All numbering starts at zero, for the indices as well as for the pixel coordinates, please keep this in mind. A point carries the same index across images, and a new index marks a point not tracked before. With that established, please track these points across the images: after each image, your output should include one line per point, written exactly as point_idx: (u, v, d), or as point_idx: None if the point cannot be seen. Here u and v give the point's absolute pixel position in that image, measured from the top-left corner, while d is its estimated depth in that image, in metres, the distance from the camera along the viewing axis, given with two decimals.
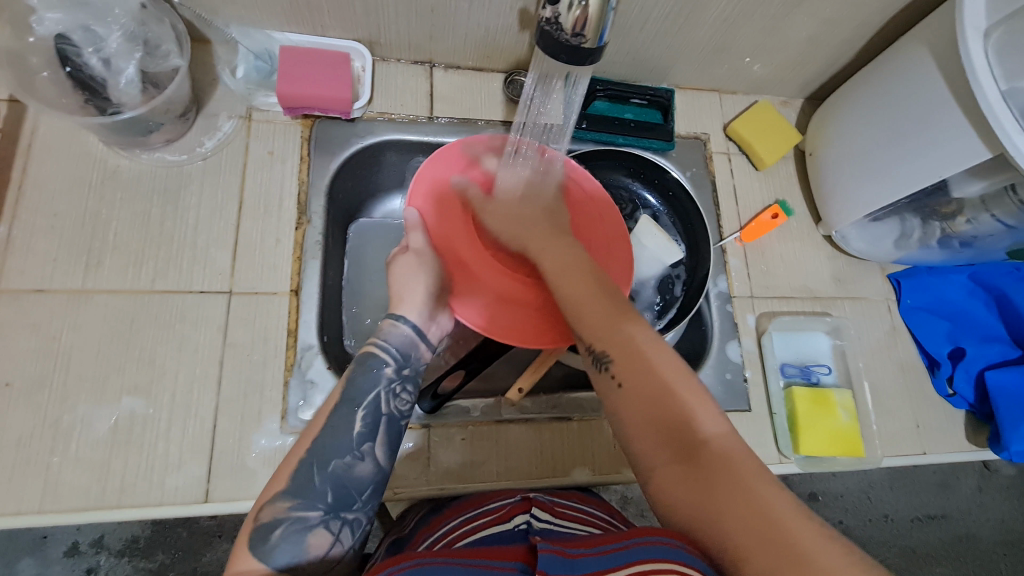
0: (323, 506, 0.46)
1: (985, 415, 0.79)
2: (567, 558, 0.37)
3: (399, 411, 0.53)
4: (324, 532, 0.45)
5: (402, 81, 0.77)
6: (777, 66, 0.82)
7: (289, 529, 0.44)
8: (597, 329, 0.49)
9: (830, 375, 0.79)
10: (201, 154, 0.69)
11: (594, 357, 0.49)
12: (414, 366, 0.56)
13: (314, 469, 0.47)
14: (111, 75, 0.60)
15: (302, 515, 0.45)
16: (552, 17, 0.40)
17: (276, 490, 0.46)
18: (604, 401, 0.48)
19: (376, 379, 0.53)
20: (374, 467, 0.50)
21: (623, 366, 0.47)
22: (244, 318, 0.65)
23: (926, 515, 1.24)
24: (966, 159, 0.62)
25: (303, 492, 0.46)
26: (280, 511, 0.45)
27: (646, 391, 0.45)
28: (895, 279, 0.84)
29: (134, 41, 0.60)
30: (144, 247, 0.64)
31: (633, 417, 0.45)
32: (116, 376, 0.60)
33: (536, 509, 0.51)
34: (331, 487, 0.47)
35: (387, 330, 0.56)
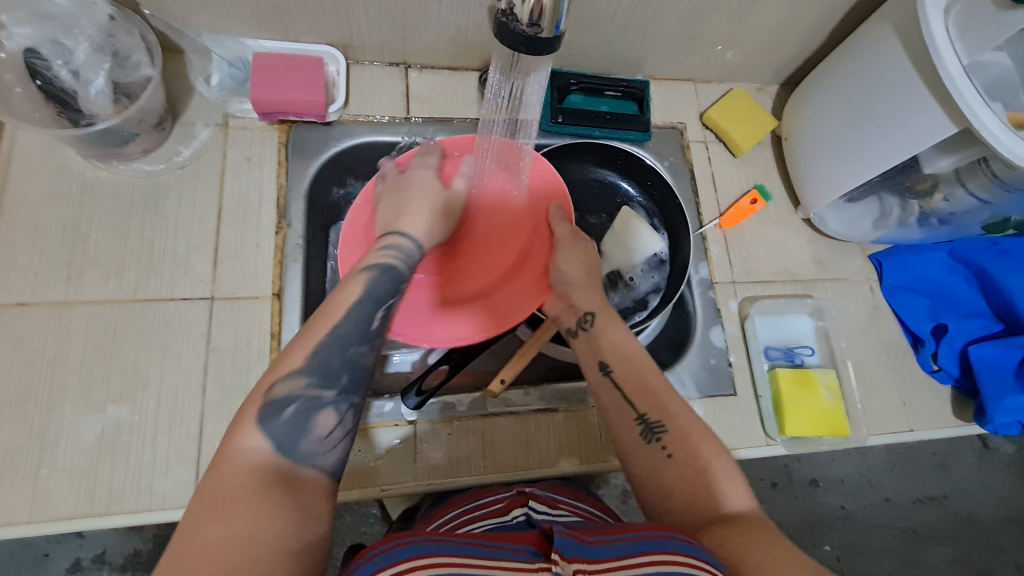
0: (337, 387, 0.44)
1: (970, 390, 0.80)
2: (583, 543, 0.38)
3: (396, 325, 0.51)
4: (331, 415, 0.43)
5: (378, 83, 0.78)
6: (749, 53, 0.83)
7: (304, 407, 0.42)
8: (646, 398, 0.54)
9: (814, 356, 0.80)
10: (178, 163, 0.69)
11: (645, 426, 0.52)
12: None
13: (337, 354, 0.44)
14: (82, 86, 0.60)
15: (317, 395, 0.43)
16: (507, 9, 0.41)
17: (294, 366, 0.43)
18: (647, 470, 0.51)
19: (398, 284, 0.50)
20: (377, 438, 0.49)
21: (674, 436, 0.51)
22: (227, 323, 0.65)
23: (927, 497, 1.24)
24: (934, 134, 0.62)
25: (323, 372, 0.44)
26: (296, 389, 0.43)
27: (692, 463, 0.50)
28: (876, 259, 0.85)
29: (102, 52, 0.60)
30: (125, 257, 0.65)
31: (679, 486, 0.49)
32: (101, 386, 0.61)
33: (534, 502, 0.51)
34: (346, 370, 0.45)
35: (394, 242, 0.53)
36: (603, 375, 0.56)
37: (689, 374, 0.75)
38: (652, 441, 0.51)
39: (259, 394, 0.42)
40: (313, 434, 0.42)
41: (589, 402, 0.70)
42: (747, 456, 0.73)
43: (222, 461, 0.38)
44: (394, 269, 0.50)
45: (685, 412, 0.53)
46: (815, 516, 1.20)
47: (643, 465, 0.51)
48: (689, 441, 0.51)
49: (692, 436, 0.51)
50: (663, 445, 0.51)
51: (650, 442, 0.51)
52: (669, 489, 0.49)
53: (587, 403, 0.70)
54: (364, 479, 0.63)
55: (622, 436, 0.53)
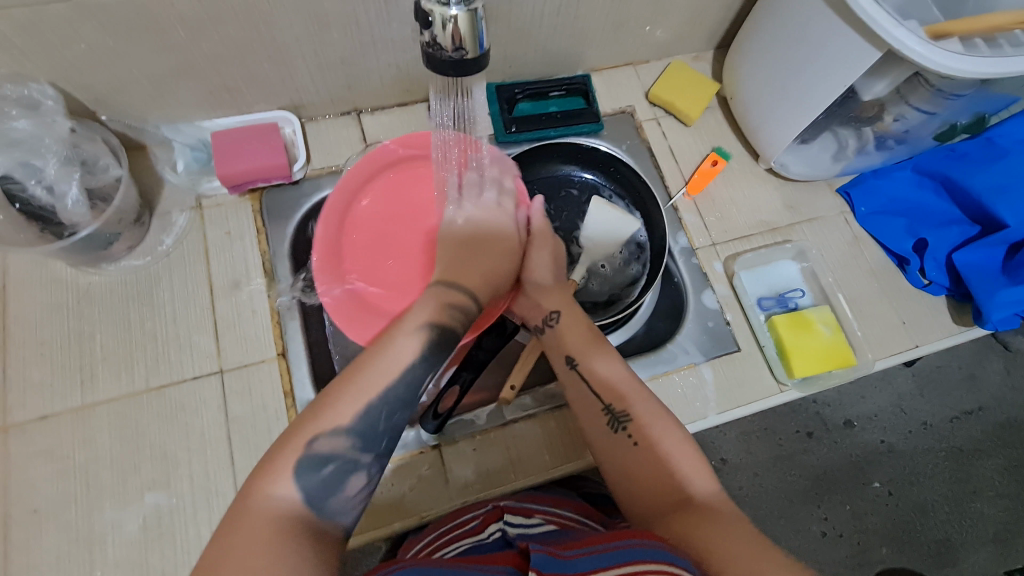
0: (376, 452, 0.49)
1: (963, 295, 0.82)
2: (561, 558, 0.41)
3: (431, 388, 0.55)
4: (361, 476, 0.48)
5: (335, 134, 0.81)
6: (676, 26, 0.86)
7: (342, 467, 0.46)
8: (614, 390, 0.58)
9: (806, 297, 0.81)
10: (163, 252, 0.72)
11: (612, 416, 0.57)
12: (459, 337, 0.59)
13: (381, 419, 0.49)
14: (58, 200, 0.63)
15: (354, 457, 0.47)
16: (431, 40, 0.44)
17: (338, 424, 0.47)
18: (614, 455, 0.55)
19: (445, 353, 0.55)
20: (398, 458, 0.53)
21: (637, 425, 0.56)
22: (240, 391, 0.67)
23: (962, 412, 1.25)
24: (861, 62, 0.65)
25: (363, 436, 0.48)
26: (338, 446, 0.47)
27: (653, 451, 0.54)
28: (845, 192, 0.87)
29: (72, 163, 0.64)
30: (131, 351, 0.67)
31: (644, 472, 0.53)
32: (134, 477, 0.63)
33: (509, 515, 0.58)
34: (385, 434, 0.49)
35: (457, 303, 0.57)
36: (570, 369, 0.61)
37: (691, 340, 0.77)
38: (619, 430, 0.56)
39: (299, 447, 0.46)
40: (344, 490, 0.46)
41: None
42: (764, 406, 0.75)
43: (255, 503, 0.43)
44: (449, 334, 0.55)
45: (646, 402, 0.57)
46: (857, 456, 1.20)
47: (609, 451, 0.56)
48: (651, 426, 0.55)
49: (651, 426, 0.55)
50: (629, 434, 0.55)
51: (617, 432, 0.56)
52: (632, 476, 0.54)
53: None
54: (402, 510, 0.65)
55: (590, 425, 0.58)
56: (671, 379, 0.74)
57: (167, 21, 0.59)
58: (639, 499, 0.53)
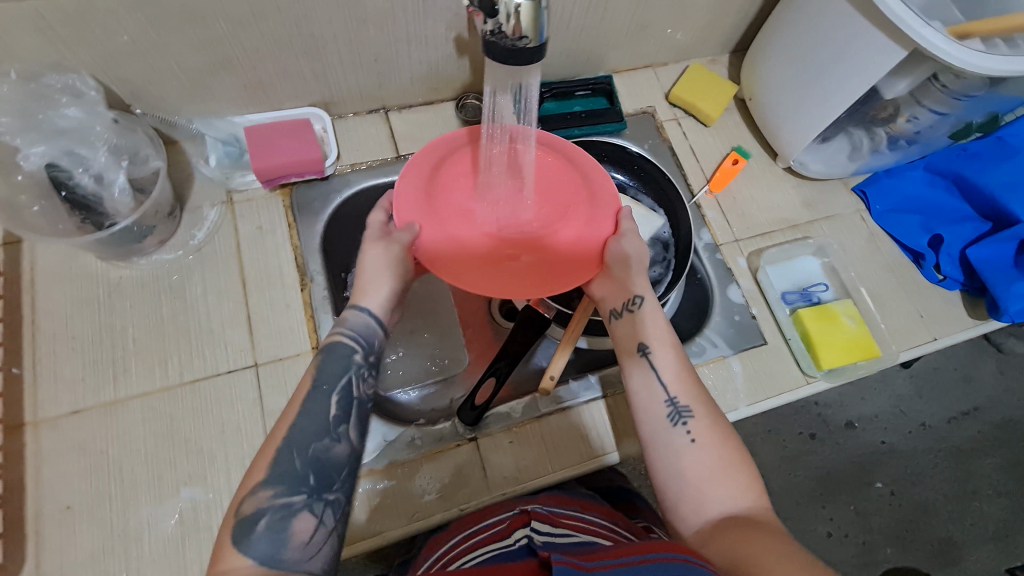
0: (305, 489, 0.45)
1: (978, 289, 0.84)
2: (581, 569, 0.40)
3: (369, 394, 0.52)
4: (308, 516, 0.44)
5: (364, 131, 0.82)
6: (696, 30, 0.89)
7: (275, 517, 0.43)
8: (680, 383, 0.54)
9: (828, 291, 0.83)
10: (195, 246, 0.72)
11: (674, 409, 0.53)
12: (379, 352, 0.55)
13: (296, 456, 0.46)
14: (104, 188, 0.63)
15: (286, 501, 0.44)
16: (495, 29, 0.45)
17: (257, 480, 0.45)
18: (668, 453, 0.51)
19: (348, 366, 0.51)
20: (351, 450, 0.48)
21: (700, 426, 0.52)
22: (275, 385, 0.67)
23: (960, 413, 1.28)
24: (886, 60, 0.68)
25: (287, 479, 0.45)
26: (263, 501, 0.44)
27: (714, 457, 0.50)
28: (860, 190, 0.89)
29: (120, 152, 0.64)
30: (164, 345, 0.67)
31: (694, 475, 0.50)
32: (169, 472, 0.62)
33: (535, 522, 0.54)
34: (311, 470, 0.46)
35: (350, 320, 0.54)
36: (637, 355, 0.57)
37: (718, 334, 0.78)
38: (678, 425, 0.52)
39: (231, 516, 0.44)
40: (291, 541, 0.43)
41: None
42: (792, 398, 0.76)
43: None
44: (343, 350, 0.52)
45: (710, 404, 0.54)
46: (860, 456, 1.22)
47: (663, 448, 0.52)
48: (712, 430, 0.52)
49: (713, 432, 0.52)
50: (689, 432, 0.52)
51: (676, 425, 0.52)
52: (686, 475, 0.50)
53: None
54: (442, 502, 0.64)
55: (645, 413, 0.54)
56: (702, 371, 0.75)
57: (212, 14, 0.60)
58: (683, 500, 0.49)
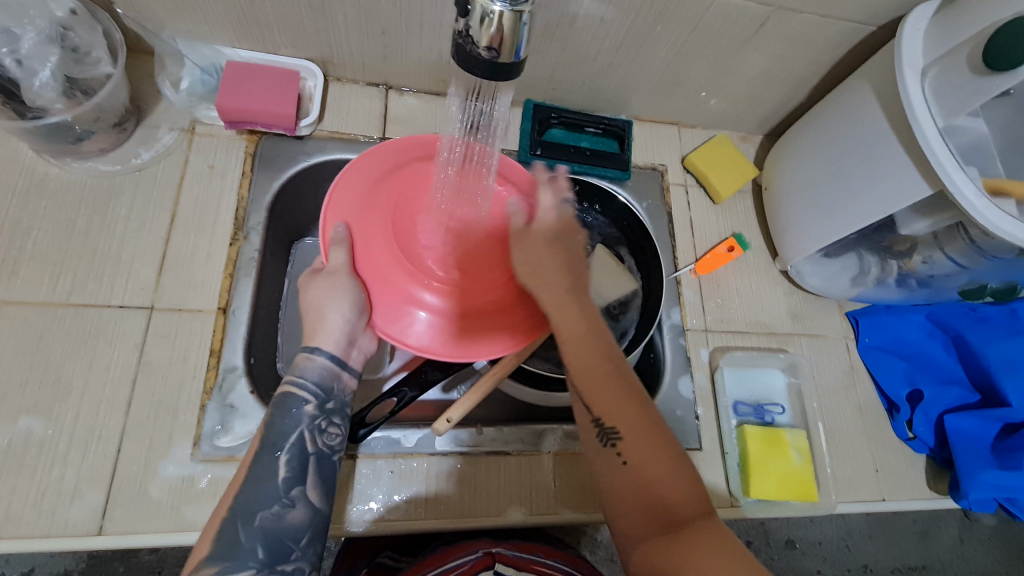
0: (254, 564, 0.47)
1: (945, 460, 0.77)
2: None
3: (328, 447, 0.55)
4: None
5: (357, 101, 0.76)
6: (733, 101, 0.83)
7: None
8: (606, 399, 0.51)
9: (785, 415, 0.76)
10: (136, 166, 0.67)
11: (600, 430, 0.51)
12: (337, 399, 0.57)
13: (240, 528, 0.48)
14: (26, 76, 0.58)
15: None
16: (464, 30, 0.40)
17: (200, 556, 0.46)
18: (603, 474, 0.50)
19: (298, 419, 0.53)
20: (308, 511, 0.51)
21: (628, 443, 0.49)
22: (164, 336, 0.62)
23: (907, 567, 1.18)
24: (908, 195, 0.62)
25: (227, 552, 0.46)
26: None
27: (648, 469, 0.48)
28: (853, 317, 0.82)
29: (53, 43, 0.59)
30: (64, 258, 0.62)
31: (623, 494, 0.48)
32: (18, 393, 0.56)
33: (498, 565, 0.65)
34: (261, 542, 0.48)
35: (301, 365, 0.56)
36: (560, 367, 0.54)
37: None
38: (606, 446, 0.50)
39: None
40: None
41: (544, 446, 0.67)
42: None
43: None
44: (292, 399, 0.54)
45: (637, 412, 0.51)
46: None
47: (600, 471, 0.50)
48: (635, 430, 0.50)
49: (643, 434, 0.49)
50: (618, 451, 0.49)
51: (605, 447, 0.50)
52: (619, 494, 0.49)
53: (542, 447, 0.67)
54: None
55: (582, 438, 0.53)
56: None
57: None
58: (629, 512, 0.47)
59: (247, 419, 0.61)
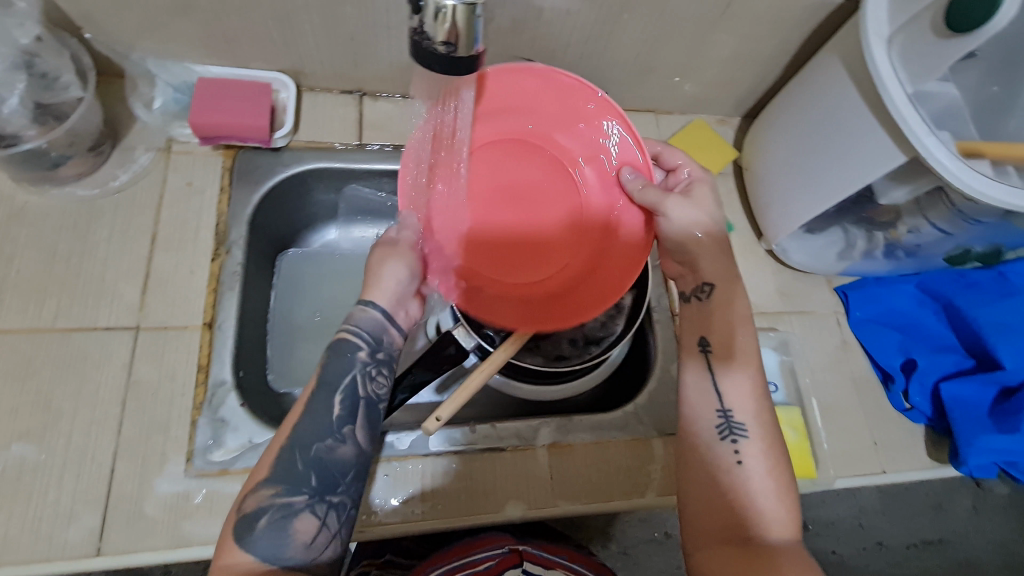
0: (307, 491, 0.48)
1: (944, 429, 0.77)
2: None
3: (376, 394, 0.54)
4: (310, 517, 0.48)
5: (331, 110, 0.77)
6: (707, 85, 0.83)
7: (274, 518, 0.47)
8: (748, 407, 0.54)
9: (779, 393, 0.76)
10: (114, 188, 0.67)
11: (727, 424, 0.54)
12: (388, 349, 0.57)
13: (297, 457, 0.49)
14: None
15: (287, 501, 0.47)
16: (418, 27, 0.40)
17: (260, 478, 0.48)
18: (711, 463, 0.53)
19: (351, 362, 0.54)
20: (355, 450, 0.51)
21: (752, 453, 0.53)
22: (152, 354, 0.62)
23: (922, 541, 1.19)
24: (884, 162, 0.61)
25: (285, 479, 0.48)
26: (264, 499, 0.47)
27: (757, 491, 0.51)
28: (842, 291, 0.82)
29: (19, 69, 0.59)
30: (47, 284, 0.62)
31: (715, 496, 0.52)
32: (9, 420, 0.57)
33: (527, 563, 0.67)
34: (314, 471, 0.49)
35: (356, 317, 0.56)
36: (700, 351, 0.57)
37: (649, 409, 0.71)
38: (726, 439, 0.53)
39: None
40: (290, 539, 0.46)
41: (538, 440, 0.67)
42: None
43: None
44: (351, 347, 0.54)
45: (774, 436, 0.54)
46: None
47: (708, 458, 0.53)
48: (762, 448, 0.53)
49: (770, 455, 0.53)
50: (738, 454, 0.53)
51: (726, 440, 0.53)
52: (713, 491, 0.52)
53: (537, 441, 0.67)
54: None
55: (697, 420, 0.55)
56: (615, 446, 0.68)
57: None
58: (713, 510, 0.51)
59: (239, 433, 0.61)
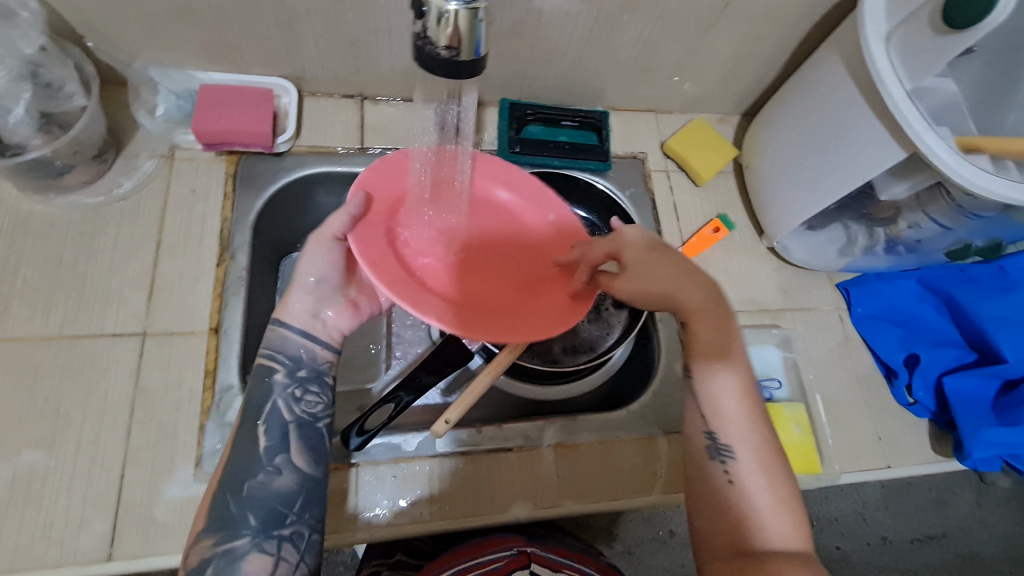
0: (248, 531, 0.48)
1: (947, 423, 0.77)
2: None
3: (308, 413, 0.55)
4: (260, 555, 0.48)
5: (333, 114, 0.77)
6: (706, 83, 0.83)
7: (220, 564, 0.47)
8: (742, 421, 0.51)
9: (783, 390, 0.76)
10: (119, 195, 0.67)
11: (716, 444, 0.51)
12: (310, 366, 0.57)
13: (230, 500, 0.49)
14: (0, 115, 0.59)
15: (229, 546, 0.47)
16: (422, 31, 0.40)
17: (199, 528, 0.48)
18: (706, 486, 0.50)
19: (269, 389, 0.54)
20: (295, 476, 0.52)
21: (747, 466, 0.49)
22: (159, 360, 0.62)
23: (926, 536, 1.19)
24: (885, 159, 0.62)
25: (223, 524, 0.48)
26: (207, 549, 0.47)
27: (752, 499, 0.48)
28: (844, 287, 0.82)
29: (24, 79, 0.59)
30: (53, 292, 0.62)
31: (709, 513, 0.49)
32: (17, 428, 0.57)
33: (534, 565, 0.63)
34: (252, 509, 0.49)
35: (274, 337, 0.56)
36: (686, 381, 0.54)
37: (653, 409, 0.72)
38: (716, 460, 0.50)
39: None
40: None
41: (543, 440, 0.67)
42: None
43: None
44: (266, 372, 0.55)
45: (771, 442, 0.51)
46: None
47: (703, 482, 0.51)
48: (757, 458, 0.50)
49: (769, 463, 0.50)
50: (727, 471, 0.50)
51: (715, 460, 0.50)
52: (711, 513, 0.49)
53: (542, 441, 0.67)
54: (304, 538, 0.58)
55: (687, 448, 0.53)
56: (620, 445, 0.69)
57: None
58: (713, 529, 0.48)
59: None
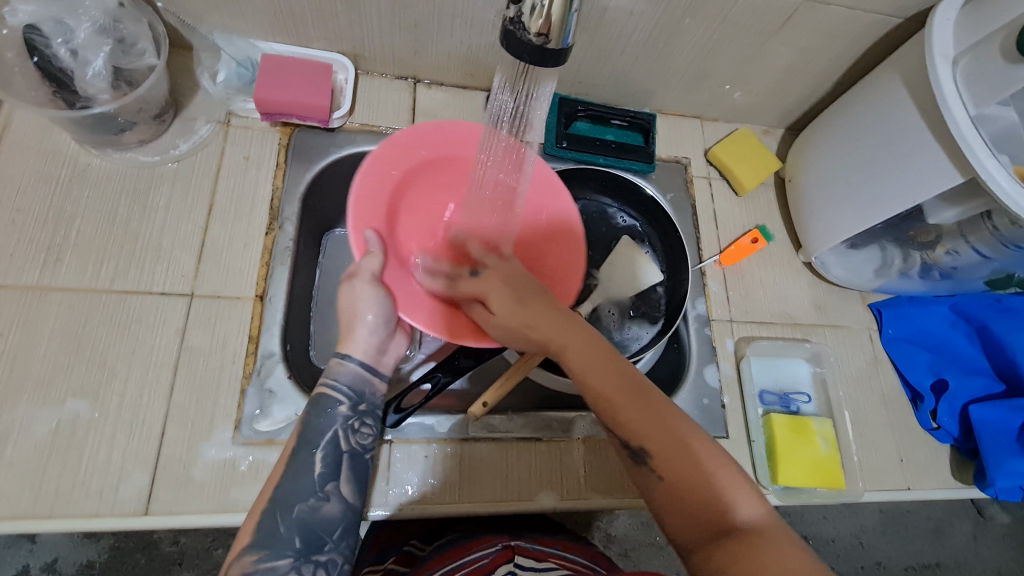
0: (292, 554, 0.48)
1: (970, 450, 0.77)
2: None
3: (360, 445, 0.56)
4: None
5: (386, 94, 0.78)
6: (757, 94, 0.84)
7: None
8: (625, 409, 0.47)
9: (811, 403, 0.77)
10: (174, 156, 0.68)
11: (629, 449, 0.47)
12: (370, 402, 0.58)
13: (280, 522, 0.49)
14: (79, 66, 0.60)
15: (271, 565, 0.47)
16: (515, 16, 0.41)
17: (242, 546, 0.48)
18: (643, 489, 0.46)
19: (332, 418, 0.55)
20: (341, 506, 0.53)
21: (657, 451, 0.45)
22: (204, 322, 0.63)
23: (921, 565, 1.18)
24: (941, 183, 0.62)
25: (269, 545, 0.48)
26: (248, 566, 0.47)
27: (686, 474, 0.44)
28: (876, 308, 0.83)
29: (105, 35, 0.61)
30: (106, 246, 0.63)
31: (672, 503, 0.44)
32: (63, 376, 0.58)
33: (519, 557, 0.62)
34: (297, 531, 0.49)
35: (334, 369, 0.57)
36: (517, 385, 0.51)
37: None
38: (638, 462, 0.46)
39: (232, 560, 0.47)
40: None
41: (573, 433, 0.68)
42: None
43: None
44: (324, 403, 0.56)
45: (650, 409, 0.47)
46: None
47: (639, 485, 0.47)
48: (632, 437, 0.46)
49: (658, 434, 0.46)
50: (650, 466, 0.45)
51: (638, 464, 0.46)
52: (668, 507, 0.44)
53: (572, 434, 0.68)
54: None
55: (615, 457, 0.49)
56: None
57: None
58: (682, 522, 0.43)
59: (285, 404, 0.63)
